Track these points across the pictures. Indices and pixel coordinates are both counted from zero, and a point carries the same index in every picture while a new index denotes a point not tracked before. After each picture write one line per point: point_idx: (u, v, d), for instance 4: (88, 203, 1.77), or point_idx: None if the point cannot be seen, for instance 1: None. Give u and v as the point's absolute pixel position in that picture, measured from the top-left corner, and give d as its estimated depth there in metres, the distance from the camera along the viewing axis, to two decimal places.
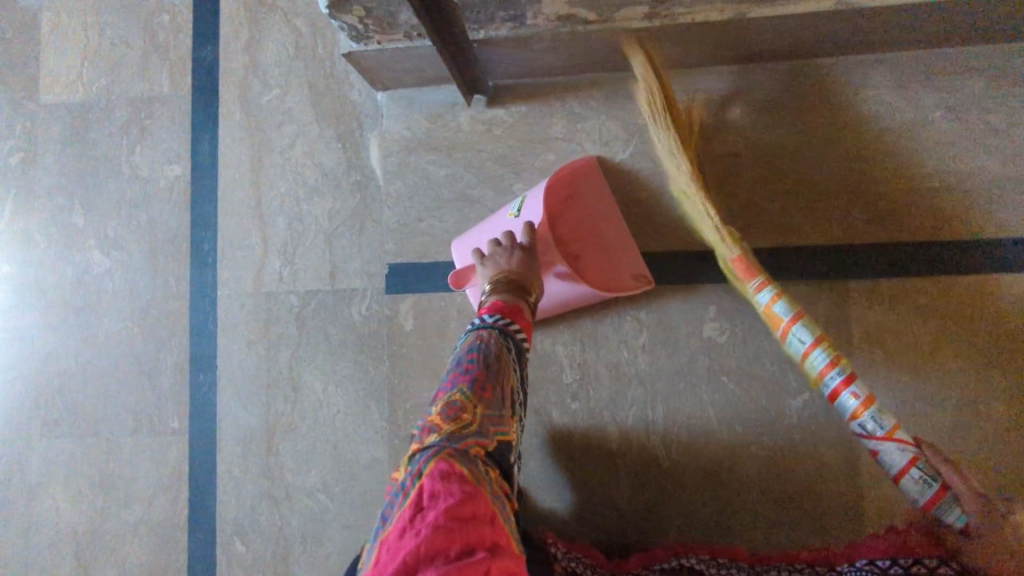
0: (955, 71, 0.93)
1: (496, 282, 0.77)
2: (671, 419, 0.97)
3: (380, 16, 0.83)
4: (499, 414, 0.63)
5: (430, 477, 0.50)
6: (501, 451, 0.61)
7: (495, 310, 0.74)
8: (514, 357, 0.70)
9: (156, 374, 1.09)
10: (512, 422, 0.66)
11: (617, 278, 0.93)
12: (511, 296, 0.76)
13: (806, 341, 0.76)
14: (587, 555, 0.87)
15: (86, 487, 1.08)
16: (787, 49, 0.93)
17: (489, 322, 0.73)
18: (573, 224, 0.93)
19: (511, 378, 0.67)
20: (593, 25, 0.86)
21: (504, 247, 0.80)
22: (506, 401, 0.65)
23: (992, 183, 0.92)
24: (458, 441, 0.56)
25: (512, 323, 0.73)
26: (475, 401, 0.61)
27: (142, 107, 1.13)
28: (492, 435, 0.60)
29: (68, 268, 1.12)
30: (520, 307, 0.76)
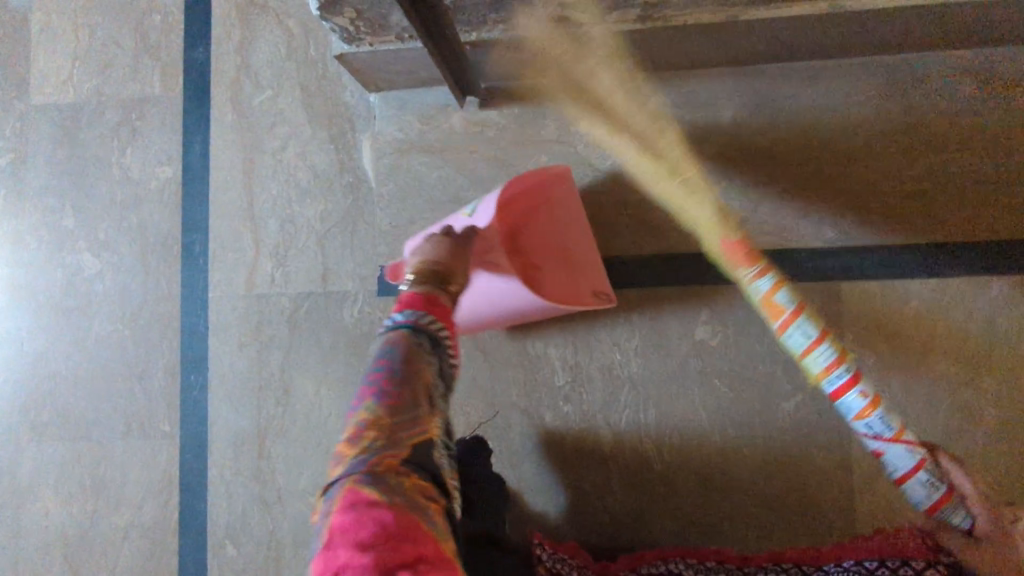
0: (946, 74, 0.93)
1: (417, 270, 0.63)
2: (663, 421, 0.97)
3: (371, 18, 0.82)
4: (406, 420, 0.50)
5: (339, 513, 0.42)
6: (427, 450, 0.49)
7: (407, 303, 0.59)
8: (433, 360, 0.55)
9: (147, 377, 1.08)
10: (431, 424, 0.52)
11: (574, 291, 0.91)
12: (427, 287, 0.61)
13: (811, 335, 0.70)
14: (575, 556, 0.86)
15: (76, 490, 1.08)
16: (779, 52, 0.93)
17: (398, 322, 0.57)
18: (543, 236, 0.93)
19: (414, 380, 0.52)
20: (585, 27, 0.86)
21: (436, 238, 0.70)
22: (412, 405, 0.51)
23: (982, 187, 0.93)
24: (377, 448, 0.47)
25: (431, 319, 0.57)
26: (377, 415, 0.49)
27: (134, 108, 1.13)
28: (405, 443, 0.48)
29: (58, 270, 1.12)
30: (440, 301, 0.60)
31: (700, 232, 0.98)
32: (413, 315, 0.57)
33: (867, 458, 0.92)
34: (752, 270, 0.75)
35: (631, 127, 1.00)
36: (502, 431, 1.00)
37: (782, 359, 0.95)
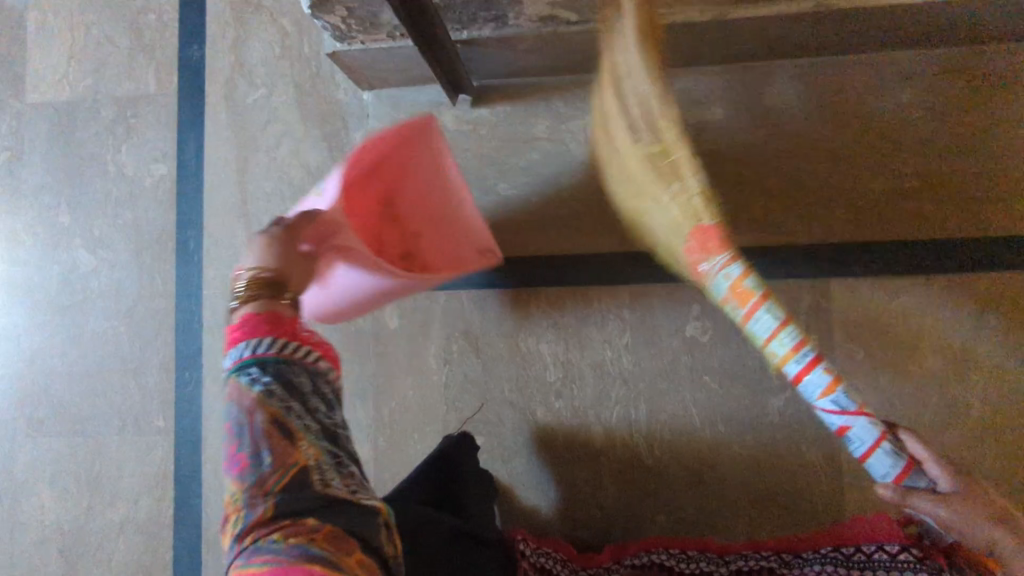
0: (935, 72, 0.94)
1: (244, 283, 0.63)
2: (654, 417, 0.97)
3: (362, 16, 0.83)
4: (260, 473, 0.52)
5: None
6: (296, 485, 0.52)
7: (246, 328, 0.60)
8: (280, 392, 0.57)
9: (142, 373, 1.09)
10: (298, 443, 0.55)
11: (458, 256, 0.94)
12: (262, 304, 0.61)
13: (776, 320, 0.66)
14: (559, 551, 0.89)
15: (71, 486, 1.09)
16: (769, 49, 0.94)
17: (244, 354, 0.58)
18: (416, 197, 0.94)
19: (258, 429, 0.55)
20: (574, 25, 0.87)
21: (264, 237, 0.68)
22: (260, 454, 0.53)
23: (969, 184, 0.93)
24: (241, 524, 0.49)
25: (274, 341, 0.59)
26: (234, 490, 0.52)
27: (129, 106, 1.13)
28: (272, 496, 0.51)
29: (54, 267, 1.13)
30: (279, 312, 0.62)
31: None
32: (256, 346, 0.58)
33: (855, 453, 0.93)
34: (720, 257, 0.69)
35: None
36: (494, 427, 1.01)
37: None
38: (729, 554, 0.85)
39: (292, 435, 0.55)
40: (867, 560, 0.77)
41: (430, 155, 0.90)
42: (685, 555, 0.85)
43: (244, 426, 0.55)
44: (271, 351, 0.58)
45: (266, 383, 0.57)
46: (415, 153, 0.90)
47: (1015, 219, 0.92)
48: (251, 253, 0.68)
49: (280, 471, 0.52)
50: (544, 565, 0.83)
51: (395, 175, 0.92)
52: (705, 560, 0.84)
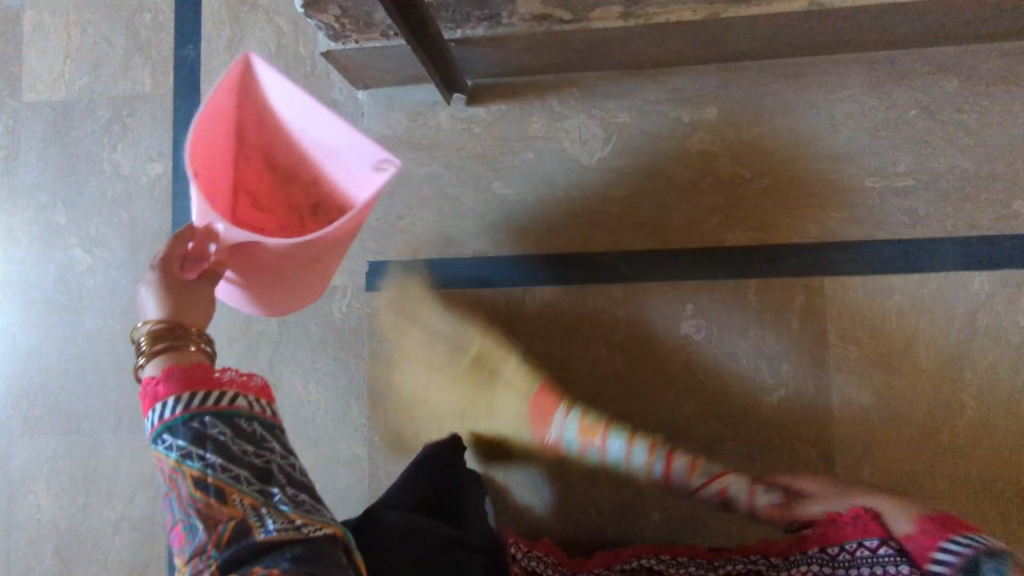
0: (928, 72, 0.94)
1: (139, 338, 0.58)
2: (648, 416, 0.98)
3: (355, 15, 0.83)
4: (198, 541, 0.51)
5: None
6: (234, 544, 0.51)
7: (149, 391, 0.55)
8: (196, 450, 0.53)
9: (137, 371, 1.09)
10: (232, 497, 0.52)
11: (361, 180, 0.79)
12: (164, 353, 0.56)
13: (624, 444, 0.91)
14: (551, 554, 0.88)
15: (67, 484, 1.09)
16: (763, 49, 0.94)
17: (157, 421, 0.54)
18: (291, 145, 0.82)
19: (186, 495, 0.53)
20: (569, 24, 0.87)
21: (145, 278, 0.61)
22: (196, 519, 0.52)
23: (962, 182, 0.93)
24: None
25: (183, 398, 0.54)
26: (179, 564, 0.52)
27: (125, 105, 1.14)
28: (212, 564, 0.50)
29: (50, 266, 1.13)
30: (179, 360, 0.56)
31: (685, 228, 0.99)
32: (162, 411, 0.54)
33: (848, 451, 0.93)
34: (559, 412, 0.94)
35: (617, 123, 1.01)
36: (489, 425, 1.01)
37: (765, 353, 0.95)
38: (720, 559, 0.83)
39: (221, 492, 0.52)
40: (850, 559, 0.68)
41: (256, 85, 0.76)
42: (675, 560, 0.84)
43: (172, 498, 0.53)
44: (179, 412, 0.53)
45: (182, 448, 0.53)
46: (243, 91, 0.76)
47: (1008, 219, 0.92)
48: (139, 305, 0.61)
49: (215, 535, 0.51)
50: (534, 569, 0.81)
51: (255, 129, 0.80)
52: (694, 566, 0.83)
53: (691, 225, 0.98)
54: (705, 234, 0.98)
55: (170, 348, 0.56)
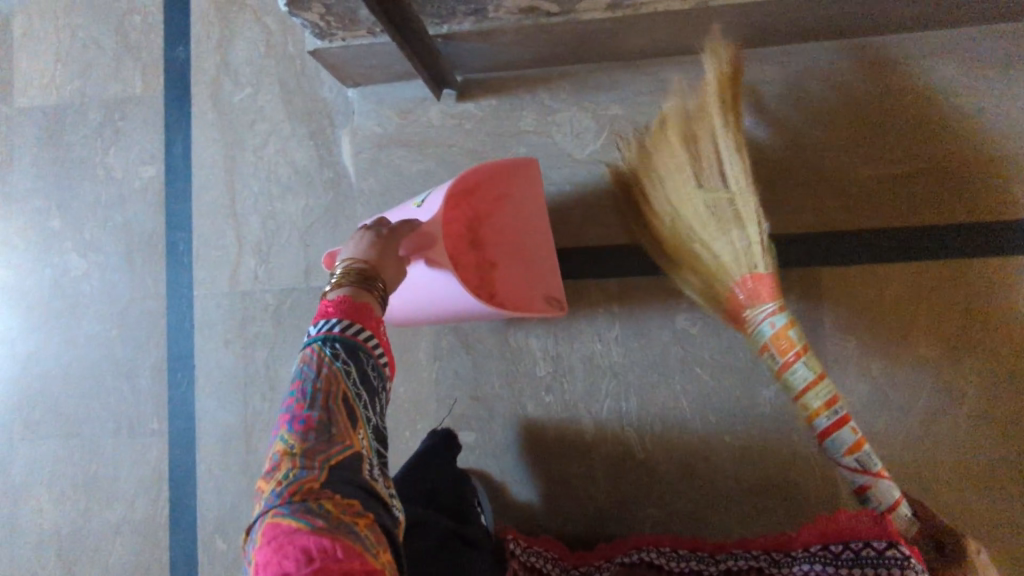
0: (924, 56, 0.93)
1: (342, 270, 0.65)
2: (645, 410, 0.97)
3: (340, 13, 0.83)
4: (323, 439, 0.52)
5: (258, 554, 0.44)
6: (348, 467, 0.52)
7: (343, 309, 0.61)
8: (358, 379, 0.58)
9: (135, 374, 1.10)
10: (360, 434, 0.55)
11: (526, 296, 0.89)
12: (357, 290, 0.63)
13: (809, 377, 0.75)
14: (550, 549, 0.90)
15: (69, 489, 1.09)
16: (755, 36, 0.93)
17: (317, 332, 0.60)
18: (500, 229, 0.91)
19: (334, 398, 0.55)
20: (556, 17, 0.86)
21: (362, 232, 0.69)
22: (330, 422, 0.54)
23: (959, 167, 0.92)
24: (288, 479, 0.49)
25: (358, 328, 0.60)
26: (290, 443, 0.52)
27: (116, 108, 1.14)
28: (323, 466, 0.50)
29: (46, 271, 1.13)
30: (370, 309, 0.63)
31: None
32: (347, 328, 0.59)
33: None
34: (771, 305, 0.79)
35: (609, 116, 1.00)
36: (486, 422, 1.01)
37: None
38: (721, 553, 0.80)
39: (356, 421, 0.56)
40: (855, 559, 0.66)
41: (528, 192, 0.90)
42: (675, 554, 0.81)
43: (317, 391, 0.55)
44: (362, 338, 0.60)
45: (346, 364, 0.57)
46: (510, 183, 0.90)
47: (1007, 204, 0.91)
48: (352, 243, 0.69)
49: (337, 449, 0.52)
50: (533, 565, 0.85)
51: (492, 200, 0.90)
52: (695, 561, 0.79)
53: None
54: None
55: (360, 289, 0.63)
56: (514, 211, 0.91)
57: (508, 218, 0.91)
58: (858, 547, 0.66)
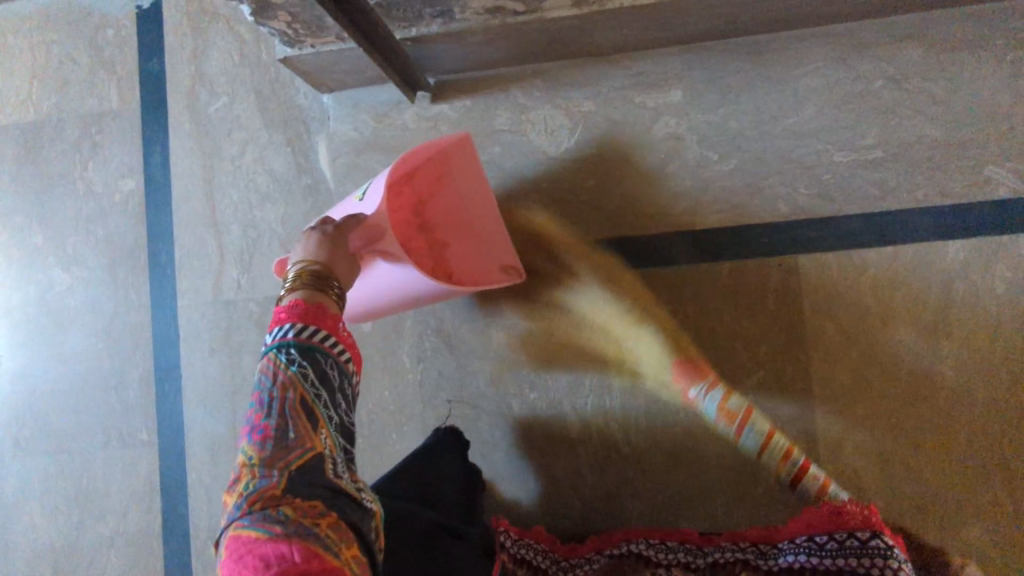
0: (891, 40, 0.93)
1: (293, 273, 0.63)
2: (629, 403, 0.97)
3: (306, 20, 0.83)
4: (282, 446, 0.52)
5: (224, 566, 0.46)
6: (311, 469, 0.51)
7: (290, 313, 0.59)
8: (313, 374, 0.56)
9: (122, 387, 1.10)
10: (322, 432, 0.54)
11: (485, 270, 0.92)
12: (308, 291, 0.62)
13: (759, 430, 0.86)
14: (541, 541, 0.89)
15: (61, 502, 1.10)
16: (724, 28, 0.93)
17: (274, 340, 0.59)
18: (446, 209, 0.91)
19: (290, 403, 0.54)
20: (522, 15, 0.86)
21: (308, 233, 0.68)
22: (288, 427, 0.53)
23: (930, 149, 0.92)
24: (249, 491, 0.49)
25: (314, 329, 0.58)
26: (249, 455, 0.52)
27: (93, 123, 1.14)
28: (282, 472, 0.50)
29: (31, 287, 1.14)
30: (325, 303, 0.61)
31: (656, 213, 0.98)
32: (301, 331, 0.58)
33: (830, 428, 0.93)
34: (704, 384, 0.90)
35: (582, 113, 1.00)
36: (473, 421, 1.02)
37: (740, 334, 0.95)
38: (709, 544, 0.79)
39: (316, 421, 0.55)
40: (838, 548, 0.66)
41: (471, 170, 0.89)
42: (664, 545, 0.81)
43: (273, 399, 0.54)
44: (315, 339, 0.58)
45: (300, 365, 0.56)
46: (448, 162, 0.89)
47: (980, 185, 0.91)
48: (301, 245, 0.68)
49: (298, 453, 0.52)
50: (525, 557, 0.84)
51: (432, 181, 0.90)
52: (683, 552, 0.79)
53: (663, 213, 0.98)
54: (676, 219, 0.97)
55: (313, 291, 0.62)
56: (459, 191, 0.91)
57: (454, 199, 0.91)
58: (841, 538, 0.67)
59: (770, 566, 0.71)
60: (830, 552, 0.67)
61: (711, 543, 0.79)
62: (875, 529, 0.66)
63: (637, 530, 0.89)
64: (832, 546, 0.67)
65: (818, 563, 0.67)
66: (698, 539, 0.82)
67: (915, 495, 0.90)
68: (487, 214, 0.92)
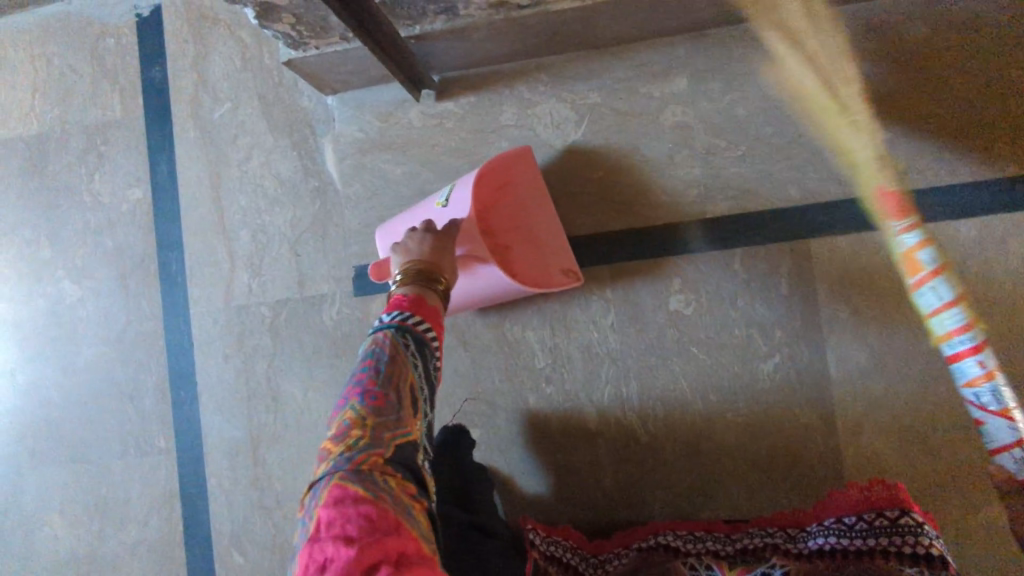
0: (894, 20, 0.93)
1: (401, 274, 0.67)
2: (645, 393, 0.97)
3: (311, 22, 0.83)
4: (391, 419, 0.54)
5: (323, 508, 0.46)
6: (408, 450, 0.54)
7: (396, 306, 0.63)
8: (418, 358, 0.60)
9: (138, 396, 1.10)
10: (418, 422, 0.57)
11: (547, 273, 0.90)
12: (414, 287, 0.66)
13: (942, 297, 0.73)
14: (569, 537, 0.89)
15: (81, 513, 1.10)
16: (728, 14, 0.93)
17: (387, 322, 0.61)
18: (508, 215, 0.90)
19: (403, 381, 0.57)
20: (526, 9, 0.86)
21: (418, 235, 0.72)
22: (399, 404, 0.56)
23: (939, 129, 0.92)
24: (359, 448, 0.51)
25: (420, 320, 0.62)
26: (362, 413, 0.53)
27: (97, 133, 1.14)
28: (389, 443, 0.52)
29: (42, 300, 1.14)
30: (428, 296, 0.65)
31: (665, 203, 0.98)
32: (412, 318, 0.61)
33: (850, 412, 0.92)
34: (901, 222, 0.79)
35: (587, 105, 1.00)
36: (490, 418, 1.02)
37: (755, 320, 0.95)
38: (737, 532, 0.81)
39: (416, 407, 0.57)
40: (867, 528, 0.69)
41: (530, 180, 0.92)
42: (693, 534, 0.83)
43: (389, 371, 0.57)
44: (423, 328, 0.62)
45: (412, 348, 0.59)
46: (511, 172, 0.90)
47: (989, 163, 0.91)
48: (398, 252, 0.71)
49: (402, 431, 0.54)
50: (554, 554, 0.83)
51: (495, 187, 0.89)
52: (712, 540, 0.80)
53: (673, 202, 0.97)
54: (687, 208, 0.97)
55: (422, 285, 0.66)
56: (518, 199, 0.92)
57: (514, 206, 0.91)
58: (870, 518, 0.69)
59: (800, 549, 0.73)
60: (860, 531, 0.69)
61: (740, 531, 0.81)
62: (904, 507, 0.68)
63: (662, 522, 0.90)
64: (861, 527, 0.69)
65: (849, 542, 0.68)
66: (726, 527, 0.83)
67: (936, 475, 0.89)
68: (544, 222, 0.94)
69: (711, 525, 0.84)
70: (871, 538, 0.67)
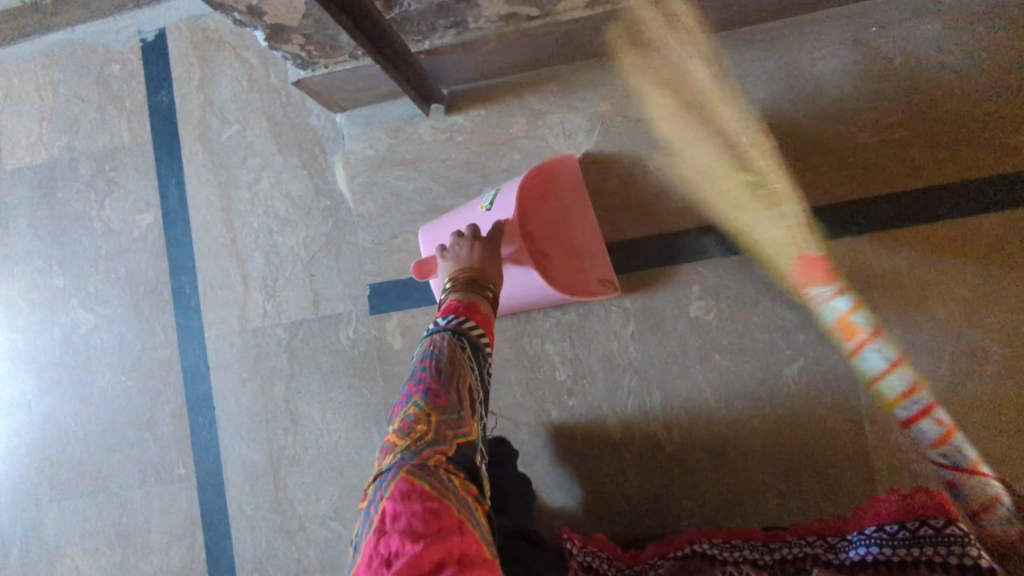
0: (908, 16, 0.92)
1: (451, 281, 0.73)
2: (669, 402, 0.96)
3: (321, 41, 0.82)
4: (453, 418, 0.59)
5: (390, 501, 0.49)
6: (466, 450, 0.58)
7: (448, 310, 0.70)
8: (472, 359, 0.66)
9: (155, 423, 1.09)
10: (474, 422, 0.63)
11: (582, 282, 0.91)
12: (466, 292, 0.71)
13: (883, 359, 0.91)
14: (602, 547, 0.87)
15: (102, 543, 1.09)
16: (738, 17, 0.92)
17: (444, 325, 0.68)
18: (549, 222, 0.90)
19: (463, 383, 0.62)
20: (536, 20, 0.85)
21: (462, 240, 0.77)
22: (459, 404, 0.61)
23: (957, 123, 0.90)
24: (423, 443, 0.55)
25: (471, 323, 0.68)
26: (426, 410, 0.58)
27: (106, 159, 1.14)
28: (451, 440, 0.57)
29: (56, 330, 1.13)
30: (477, 302, 0.71)
31: (682, 209, 0.97)
32: (462, 321, 0.68)
33: (878, 413, 0.91)
34: (828, 287, 0.92)
35: (599, 113, 0.99)
36: (512, 433, 1.01)
37: (778, 325, 0.93)
38: (776, 541, 0.79)
39: (472, 409, 0.63)
40: (911, 536, 0.67)
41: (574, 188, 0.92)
42: (730, 543, 0.82)
43: (449, 373, 0.62)
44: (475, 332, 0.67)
45: (470, 352, 0.66)
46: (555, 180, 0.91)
47: (1009, 155, 0.89)
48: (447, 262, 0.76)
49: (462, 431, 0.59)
50: (591, 564, 0.81)
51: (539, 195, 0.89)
52: (749, 548, 0.79)
53: (690, 208, 0.96)
54: (704, 213, 0.96)
55: (472, 291, 0.71)
56: (561, 205, 0.91)
57: (555, 212, 0.91)
58: (913, 527, 0.68)
59: (842, 559, 0.70)
60: (901, 541, 0.67)
61: (778, 539, 0.79)
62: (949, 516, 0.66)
63: (696, 531, 0.89)
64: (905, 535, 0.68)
65: (891, 552, 0.66)
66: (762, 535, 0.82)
67: None
68: (587, 227, 0.93)
69: (749, 534, 0.83)
70: (914, 544, 0.66)
